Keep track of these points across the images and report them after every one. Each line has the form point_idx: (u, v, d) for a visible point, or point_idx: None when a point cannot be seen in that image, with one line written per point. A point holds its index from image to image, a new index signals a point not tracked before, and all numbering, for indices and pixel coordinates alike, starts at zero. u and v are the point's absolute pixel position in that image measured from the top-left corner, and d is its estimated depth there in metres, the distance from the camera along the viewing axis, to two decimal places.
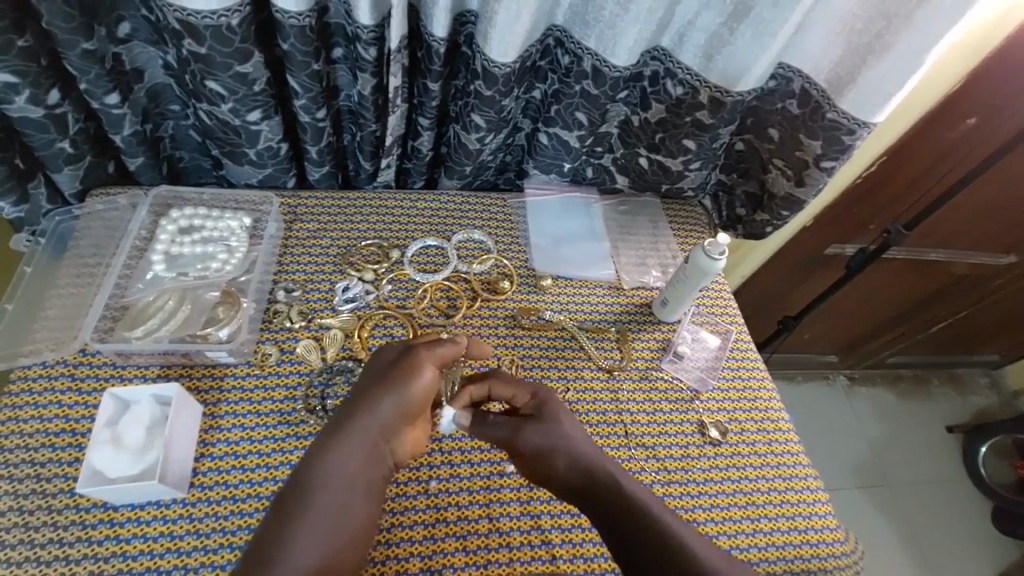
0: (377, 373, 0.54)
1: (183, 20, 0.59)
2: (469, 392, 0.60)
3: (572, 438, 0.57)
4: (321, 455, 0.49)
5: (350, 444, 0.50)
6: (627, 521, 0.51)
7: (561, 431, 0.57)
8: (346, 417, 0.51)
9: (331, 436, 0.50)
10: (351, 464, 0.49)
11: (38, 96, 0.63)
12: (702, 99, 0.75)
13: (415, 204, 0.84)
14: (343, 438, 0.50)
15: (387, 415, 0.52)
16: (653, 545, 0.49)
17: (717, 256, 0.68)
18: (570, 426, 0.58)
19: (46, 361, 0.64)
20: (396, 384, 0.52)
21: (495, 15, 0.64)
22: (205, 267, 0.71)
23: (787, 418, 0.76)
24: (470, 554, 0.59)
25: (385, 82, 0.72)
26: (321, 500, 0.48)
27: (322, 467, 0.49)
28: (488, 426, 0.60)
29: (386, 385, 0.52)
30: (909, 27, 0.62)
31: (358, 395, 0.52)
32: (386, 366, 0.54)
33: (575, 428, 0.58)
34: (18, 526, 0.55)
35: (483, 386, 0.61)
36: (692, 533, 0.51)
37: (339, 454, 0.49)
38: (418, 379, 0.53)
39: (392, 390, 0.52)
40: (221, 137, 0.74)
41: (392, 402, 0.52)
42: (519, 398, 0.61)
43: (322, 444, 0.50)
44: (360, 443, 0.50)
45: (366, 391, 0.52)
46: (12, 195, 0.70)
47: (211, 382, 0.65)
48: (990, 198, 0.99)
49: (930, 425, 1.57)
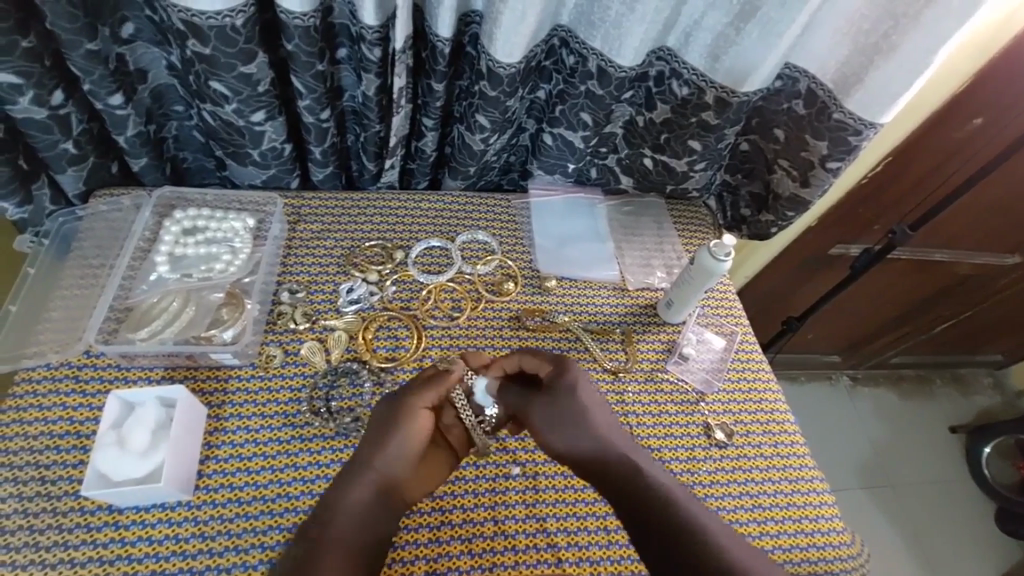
0: (381, 412, 0.57)
1: (188, 20, 0.59)
2: (500, 365, 0.61)
3: (589, 416, 0.57)
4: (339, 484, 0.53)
5: (362, 474, 0.53)
6: (643, 509, 0.52)
7: (576, 407, 0.57)
8: (362, 453, 0.54)
9: (350, 471, 0.54)
10: (364, 490, 0.52)
11: (42, 97, 0.63)
12: (708, 100, 0.74)
13: (420, 205, 0.84)
14: (358, 472, 0.53)
15: (392, 451, 0.54)
16: (670, 535, 0.51)
17: (723, 257, 0.67)
18: (586, 401, 0.58)
19: (51, 363, 0.64)
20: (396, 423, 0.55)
21: (500, 15, 0.63)
22: (209, 269, 0.70)
23: (793, 419, 0.76)
24: (476, 556, 0.59)
25: (390, 82, 0.71)
26: (338, 521, 0.51)
27: (336, 495, 0.52)
28: (510, 395, 0.61)
29: (388, 426, 0.55)
30: (917, 27, 0.61)
31: (371, 433, 0.55)
32: (387, 407, 0.57)
33: (593, 404, 0.59)
34: (23, 528, 0.55)
35: (511, 360, 0.61)
36: (709, 520, 0.52)
37: (354, 483, 0.53)
38: (415, 417, 0.55)
39: (392, 430, 0.54)
40: (225, 138, 0.74)
41: (394, 441, 0.54)
42: (542, 371, 0.61)
43: (342, 480, 0.53)
44: (371, 472, 0.53)
45: (372, 430, 0.56)
46: (16, 196, 0.70)
47: (216, 383, 0.65)
48: (995, 198, 0.99)
49: (934, 426, 1.56)
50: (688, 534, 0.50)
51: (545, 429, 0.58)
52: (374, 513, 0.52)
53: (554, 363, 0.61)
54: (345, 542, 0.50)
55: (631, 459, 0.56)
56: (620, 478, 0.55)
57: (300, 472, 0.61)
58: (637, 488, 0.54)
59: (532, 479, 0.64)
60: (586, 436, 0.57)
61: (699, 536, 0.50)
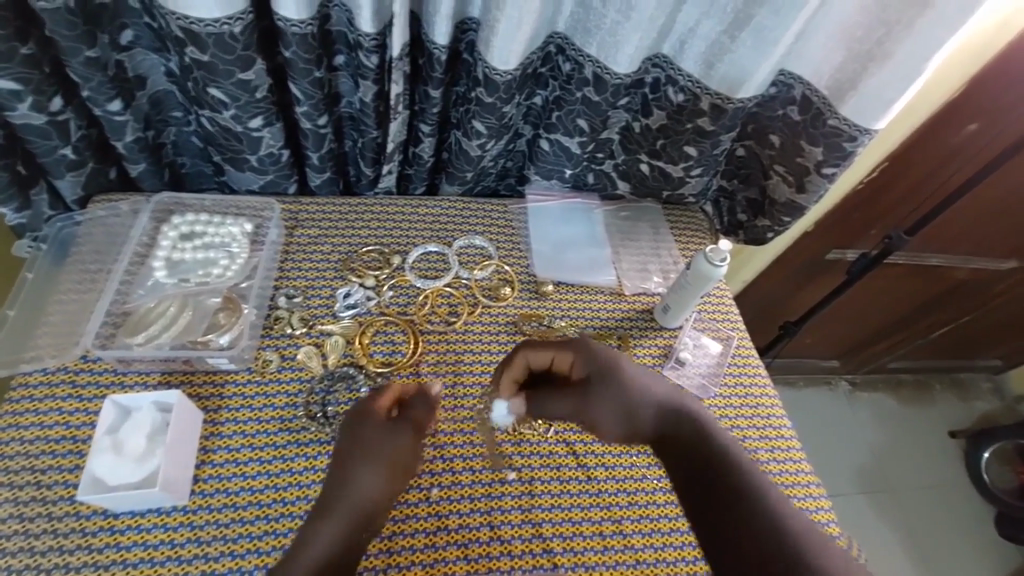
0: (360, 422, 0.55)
1: (187, 28, 0.59)
2: (510, 375, 0.61)
3: (637, 397, 0.57)
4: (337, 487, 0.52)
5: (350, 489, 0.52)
6: (701, 474, 0.52)
7: (624, 384, 0.57)
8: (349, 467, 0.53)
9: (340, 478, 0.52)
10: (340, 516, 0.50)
11: (41, 104, 0.63)
12: (703, 106, 0.75)
13: (416, 210, 0.84)
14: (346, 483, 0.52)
15: (371, 475, 0.53)
16: (740, 503, 0.49)
17: (718, 262, 0.68)
18: (631, 380, 0.58)
19: (47, 367, 0.64)
20: (380, 445, 0.54)
21: (496, 23, 0.64)
22: (206, 273, 0.71)
23: (789, 424, 0.76)
24: (471, 562, 0.59)
25: (386, 89, 0.72)
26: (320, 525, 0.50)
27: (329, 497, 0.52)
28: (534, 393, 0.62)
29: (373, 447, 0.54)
30: (910, 34, 0.62)
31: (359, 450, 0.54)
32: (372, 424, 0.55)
33: (640, 375, 0.58)
34: (18, 533, 0.55)
35: (516, 364, 0.60)
36: (784, 514, 0.48)
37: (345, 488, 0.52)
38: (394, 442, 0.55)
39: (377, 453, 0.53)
40: (223, 144, 0.74)
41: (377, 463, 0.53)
42: (562, 358, 0.60)
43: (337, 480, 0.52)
44: (351, 490, 0.51)
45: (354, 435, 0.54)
46: (14, 202, 0.70)
47: (211, 388, 0.65)
48: (992, 203, 0.99)
49: (932, 431, 1.56)
50: (736, 494, 0.50)
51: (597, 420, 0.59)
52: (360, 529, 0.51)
53: (569, 343, 0.61)
54: (332, 544, 0.49)
55: (701, 427, 0.56)
56: (692, 452, 0.54)
57: (296, 478, 0.61)
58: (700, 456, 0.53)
59: (528, 484, 0.64)
60: (648, 416, 0.57)
61: (763, 514, 0.48)
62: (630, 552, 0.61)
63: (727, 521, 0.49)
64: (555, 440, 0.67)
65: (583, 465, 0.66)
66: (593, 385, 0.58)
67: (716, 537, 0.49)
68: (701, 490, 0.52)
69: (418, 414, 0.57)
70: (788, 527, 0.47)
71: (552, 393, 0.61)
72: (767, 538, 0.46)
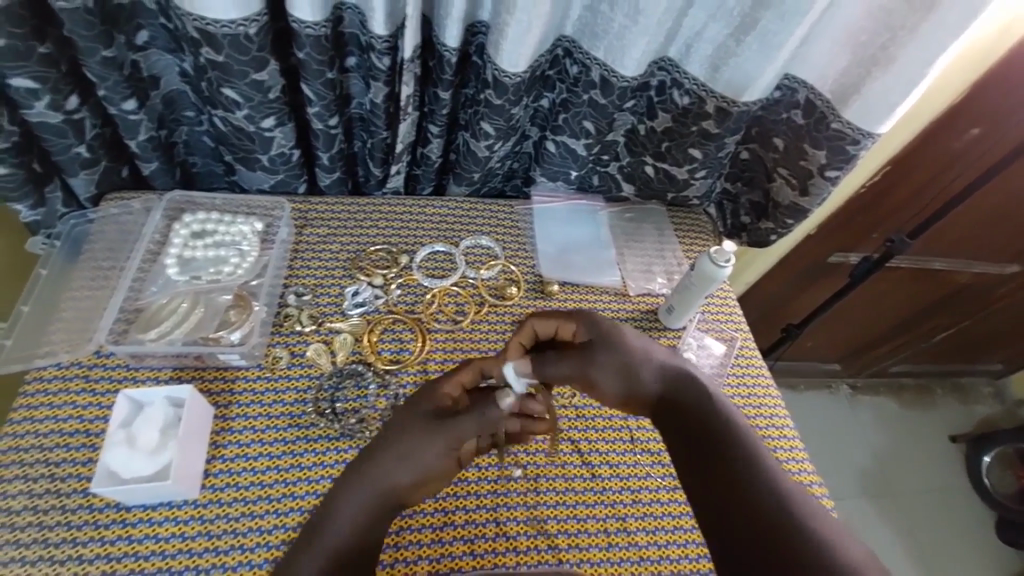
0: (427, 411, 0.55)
1: (202, 29, 0.60)
2: (518, 339, 0.59)
3: (636, 359, 0.59)
4: (363, 467, 0.55)
5: (371, 472, 0.54)
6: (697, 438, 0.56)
7: (625, 347, 0.59)
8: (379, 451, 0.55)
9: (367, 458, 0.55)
10: (368, 488, 0.54)
11: (57, 102, 0.65)
12: (708, 109, 0.76)
13: (424, 211, 0.85)
14: (369, 467, 0.54)
15: (398, 463, 0.53)
16: (732, 475, 0.52)
17: (723, 263, 0.69)
18: (631, 347, 0.59)
19: (62, 362, 0.65)
20: (416, 442, 0.54)
21: (506, 26, 0.65)
22: (218, 271, 0.72)
23: (792, 424, 0.76)
24: (477, 557, 0.59)
25: (397, 90, 0.73)
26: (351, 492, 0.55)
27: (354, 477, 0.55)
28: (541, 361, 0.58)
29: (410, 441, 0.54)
30: (913, 39, 0.63)
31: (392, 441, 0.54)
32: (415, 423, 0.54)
33: (637, 343, 0.60)
34: (33, 524, 0.56)
35: (524, 331, 0.60)
36: (774, 477, 0.52)
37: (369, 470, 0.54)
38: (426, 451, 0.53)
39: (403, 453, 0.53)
40: (235, 143, 0.75)
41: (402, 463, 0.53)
42: (567, 327, 0.60)
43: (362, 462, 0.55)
44: (380, 468, 0.54)
45: (409, 417, 0.55)
46: (29, 199, 0.72)
47: (222, 384, 0.66)
48: (993, 207, 1.00)
49: (933, 435, 1.56)
50: (729, 458, 0.53)
51: (601, 383, 0.58)
52: (382, 508, 0.54)
53: (570, 314, 0.62)
54: (357, 519, 0.54)
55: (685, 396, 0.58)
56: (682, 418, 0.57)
57: (305, 473, 0.62)
58: (706, 429, 0.56)
59: (533, 481, 0.65)
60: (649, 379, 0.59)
61: (756, 478, 0.52)
62: (634, 549, 0.62)
63: (721, 481, 0.53)
64: (560, 438, 0.68)
65: (588, 463, 0.67)
66: (598, 348, 0.59)
67: (713, 498, 0.52)
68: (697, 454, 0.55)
69: (463, 430, 0.53)
70: (778, 491, 0.51)
71: (554, 356, 0.58)
72: (758, 498, 0.50)
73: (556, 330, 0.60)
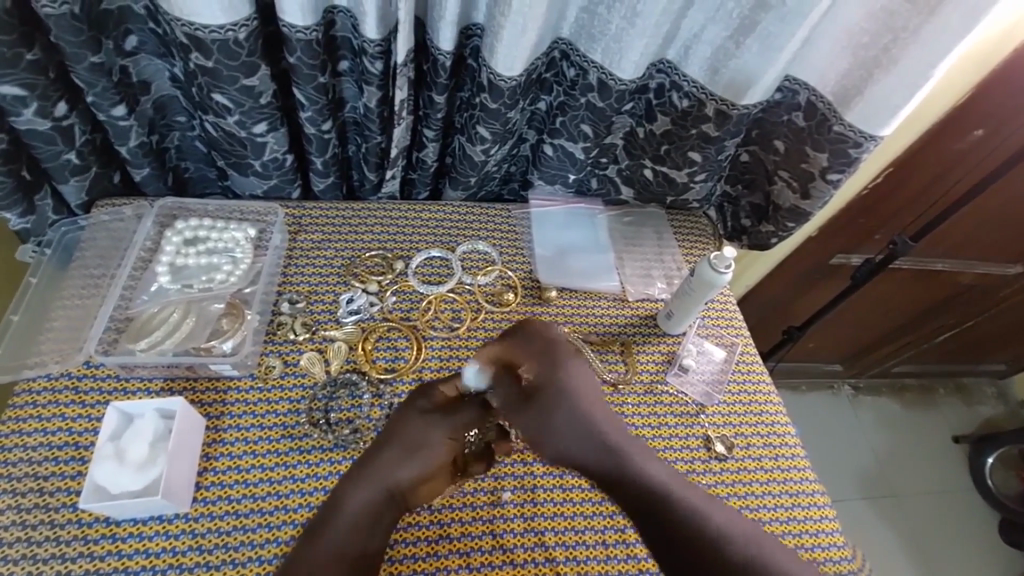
0: (421, 405, 0.59)
1: (191, 34, 0.59)
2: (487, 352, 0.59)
3: (585, 416, 0.57)
4: (348, 493, 0.55)
5: (368, 480, 0.55)
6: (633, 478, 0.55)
7: (569, 402, 0.57)
8: (373, 461, 0.56)
9: (358, 475, 0.56)
10: (374, 486, 0.55)
11: (46, 109, 0.64)
12: (708, 112, 0.75)
13: (420, 215, 0.84)
14: (361, 480, 0.56)
15: (401, 459, 0.55)
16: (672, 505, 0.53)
17: (723, 270, 0.67)
18: (582, 407, 0.57)
19: (51, 374, 0.64)
20: (420, 430, 0.57)
21: (501, 30, 0.64)
22: (210, 279, 0.71)
23: (793, 432, 0.75)
24: (474, 570, 0.58)
25: (391, 95, 0.72)
26: (357, 494, 0.55)
27: (337, 510, 0.54)
28: (502, 389, 0.58)
29: (411, 438, 0.57)
30: (917, 41, 0.61)
31: (389, 446, 0.57)
32: (409, 421, 0.58)
33: (588, 400, 0.58)
34: (21, 540, 0.55)
35: (500, 349, 0.59)
36: (714, 514, 0.54)
37: (356, 492, 0.55)
38: (429, 443, 0.56)
39: (400, 449, 0.56)
40: (228, 149, 0.74)
41: (405, 459, 0.55)
42: (528, 366, 0.58)
43: (347, 485, 0.56)
44: (383, 465, 0.56)
45: (407, 413, 0.59)
46: (19, 207, 0.71)
47: (214, 395, 0.65)
48: (996, 209, 0.99)
49: (937, 437, 1.55)
50: (669, 498, 0.54)
51: (541, 440, 0.57)
52: (377, 519, 0.54)
53: (541, 352, 0.59)
54: (346, 547, 0.52)
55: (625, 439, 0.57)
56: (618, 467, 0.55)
57: (298, 485, 0.60)
58: (643, 465, 0.56)
59: (530, 492, 0.64)
60: (589, 443, 0.56)
61: (700, 517, 0.53)
62: (633, 561, 0.61)
63: (665, 518, 0.53)
64: None
65: None
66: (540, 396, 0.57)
67: (658, 536, 0.53)
68: (635, 500, 0.54)
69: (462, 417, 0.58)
70: (716, 525, 0.53)
71: (511, 392, 0.57)
72: (699, 536, 0.52)
73: (525, 363, 0.58)
